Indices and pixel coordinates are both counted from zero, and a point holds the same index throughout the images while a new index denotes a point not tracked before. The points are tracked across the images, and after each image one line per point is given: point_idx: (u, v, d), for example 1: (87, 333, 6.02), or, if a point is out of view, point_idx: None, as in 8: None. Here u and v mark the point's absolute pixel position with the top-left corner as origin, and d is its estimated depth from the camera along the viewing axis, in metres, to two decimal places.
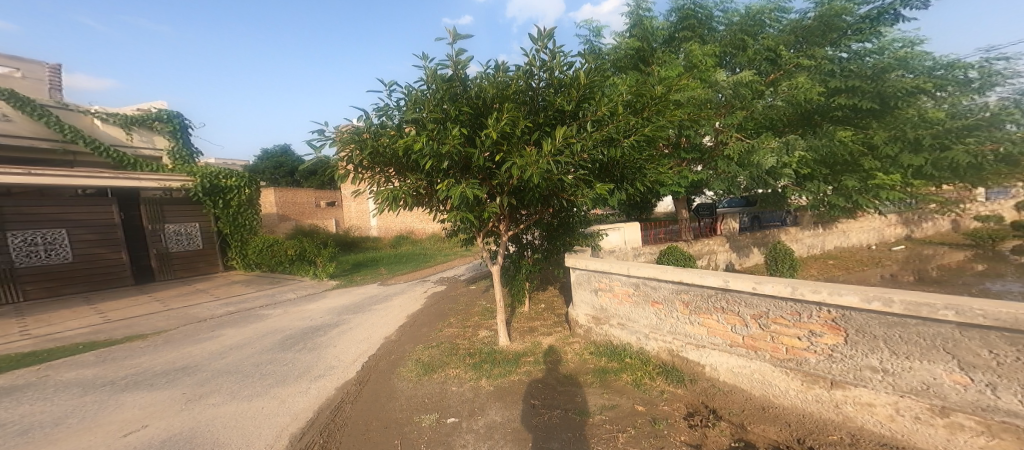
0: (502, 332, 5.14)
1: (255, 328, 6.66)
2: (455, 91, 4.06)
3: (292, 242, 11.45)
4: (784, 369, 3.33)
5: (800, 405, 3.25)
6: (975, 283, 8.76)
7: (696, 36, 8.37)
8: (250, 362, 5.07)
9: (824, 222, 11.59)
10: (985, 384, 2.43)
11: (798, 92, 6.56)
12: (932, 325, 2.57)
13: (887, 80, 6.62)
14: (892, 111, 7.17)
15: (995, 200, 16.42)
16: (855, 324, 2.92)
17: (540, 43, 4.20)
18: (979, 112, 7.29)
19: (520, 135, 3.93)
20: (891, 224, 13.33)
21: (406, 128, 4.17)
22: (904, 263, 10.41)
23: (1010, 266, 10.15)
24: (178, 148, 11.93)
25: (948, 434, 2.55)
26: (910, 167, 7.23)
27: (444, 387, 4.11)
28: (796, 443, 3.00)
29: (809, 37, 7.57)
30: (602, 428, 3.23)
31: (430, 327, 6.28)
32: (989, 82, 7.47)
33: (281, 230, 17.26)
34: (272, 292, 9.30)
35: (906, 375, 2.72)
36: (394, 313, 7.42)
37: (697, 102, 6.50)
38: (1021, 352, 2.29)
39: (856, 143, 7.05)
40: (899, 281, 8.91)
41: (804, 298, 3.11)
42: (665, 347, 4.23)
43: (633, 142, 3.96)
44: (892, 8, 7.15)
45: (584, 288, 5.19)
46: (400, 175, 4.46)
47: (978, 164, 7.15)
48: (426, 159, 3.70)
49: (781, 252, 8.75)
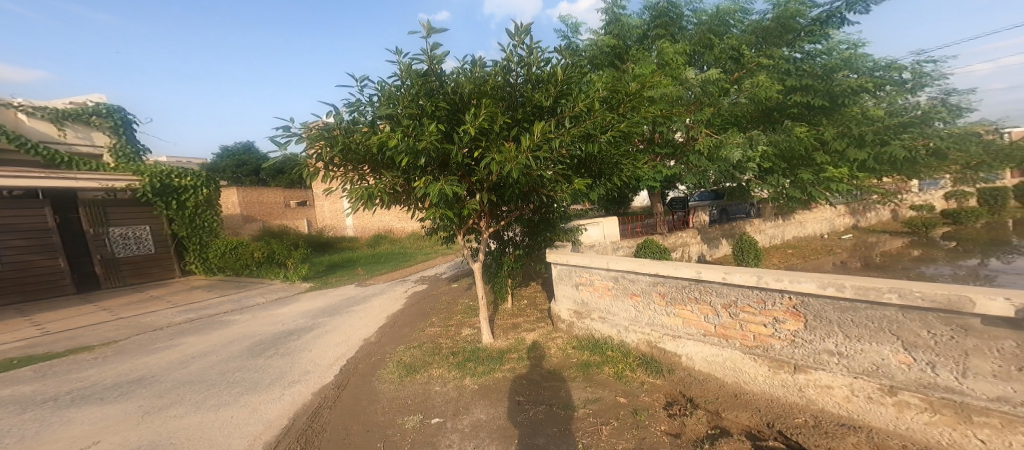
0: (485, 330, 5.13)
1: (220, 334, 6.34)
2: (431, 87, 3.98)
3: (258, 244, 11.07)
4: (753, 356, 3.51)
5: (768, 390, 3.43)
6: (913, 267, 9.53)
7: (668, 34, 8.56)
8: (215, 371, 4.81)
9: (784, 214, 12.29)
10: (925, 362, 2.66)
11: (759, 89, 6.87)
12: (879, 308, 2.79)
13: (835, 78, 7.10)
14: (840, 109, 7.63)
15: (928, 191, 17.95)
16: (813, 310, 3.12)
17: (517, 38, 4.17)
18: (913, 110, 8.03)
19: (499, 131, 3.90)
20: (841, 214, 14.31)
21: (380, 124, 4.09)
22: (852, 251, 11.21)
23: (942, 251, 11.12)
24: (121, 144, 11.09)
25: (896, 411, 2.77)
26: (855, 161, 7.81)
27: (427, 388, 4.06)
28: (766, 427, 3.16)
29: (768, 37, 7.96)
30: (586, 421, 3.30)
31: (411, 327, 6.19)
32: (919, 82, 8.19)
33: (247, 231, 16.48)
34: (237, 297, 8.88)
35: (858, 356, 2.94)
36: (371, 314, 7.27)
37: (670, 98, 6.74)
38: (955, 332, 2.52)
39: (811, 139, 7.40)
40: (849, 268, 9.60)
41: (769, 286, 3.30)
42: (643, 339, 4.36)
43: (609, 138, 4.03)
44: (840, 11, 7.60)
45: (565, 283, 5.28)
46: (375, 174, 4.36)
47: (913, 157, 7.87)
48: (401, 156, 3.62)
49: (747, 242, 9.17)
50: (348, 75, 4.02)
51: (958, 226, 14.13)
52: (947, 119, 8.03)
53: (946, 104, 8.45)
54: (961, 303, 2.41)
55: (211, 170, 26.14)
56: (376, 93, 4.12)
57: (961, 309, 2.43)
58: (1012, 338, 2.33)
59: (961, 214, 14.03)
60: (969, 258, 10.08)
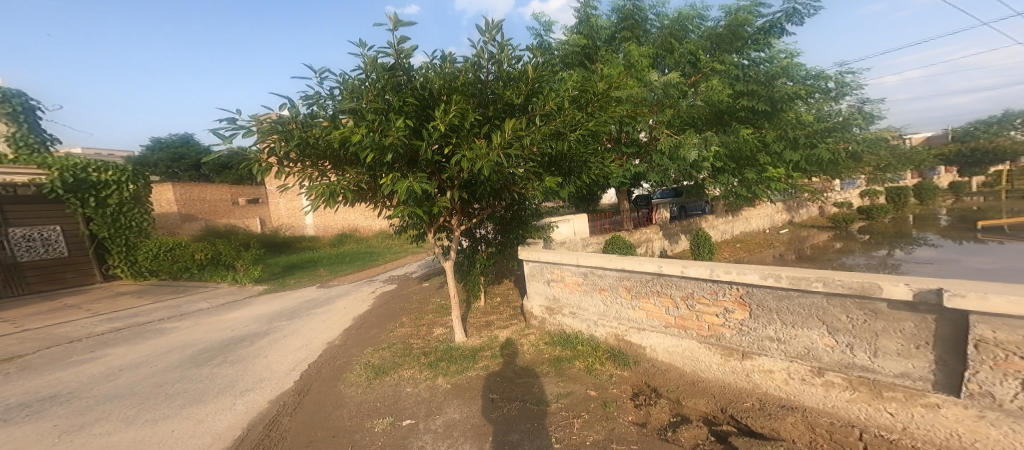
0: (458, 328, 5.06)
1: (154, 343, 5.80)
2: (398, 81, 3.85)
3: (200, 244, 10.32)
4: (707, 345, 3.73)
5: (721, 377, 3.66)
6: (835, 258, 10.56)
7: (634, 37, 8.80)
8: (149, 383, 4.39)
9: (733, 210, 13.21)
10: (845, 344, 2.96)
11: (714, 93, 7.29)
12: (809, 296, 3.07)
13: (776, 85, 7.69)
14: (778, 114, 8.24)
15: (847, 189, 19.93)
16: (756, 300, 3.37)
17: (488, 35, 4.13)
18: (834, 116, 8.90)
19: (470, 128, 3.85)
20: (779, 211, 15.52)
21: (342, 119, 3.91)
22: (788, 244, 12.20)
23: (858, 243, 12.40)
24: (22, 134, 9.79)
25: (824, 391, 3.05)
26: (790, 162, 8.46)
27: (397, 390, 3.94)
28: (720, 412, 3.38)
29: (721, 44, 8.41)
30: (559, 415, 3.35)
31: (380, 329, 5.99)
32: (841, 91, 9.05)
33: (184, 230, 15.15)
34: (173, 303, 8.16)
35: (793, 341, 3.21)
36: (329, 317, 6.96)
37: (634, 99, 6.96)
38: (867, 315, 2.83)
39: (755, 141, 7.96)
40: (785, 260, 10.46)
41: (719, 278, 3.51)
42: (612, 333, 4.50)
43: (579, 136, 4.07)
44: (780, 22, 8.25)
45: (537, 280, 5.35)
46: (337, 170, 4.18)
47: (836, 159, 8.73)
48: (365, 151, 3.48)
49: (702, 237, 9.70)
50: (306, 66, 3.82)
51: (870, 220, 15.82)
52: (862, 125, 9.02)
53: (862, 111, 9.44)
54: (872, 289, 2.71)
55: (140, 163, 23.74)
56: (338, 86, 3.95)
57: (872, 294, 2.72)
58: (912, 320, 2.66)
59: (873, 209, 15.66)
60: (880, 249, 11.33)
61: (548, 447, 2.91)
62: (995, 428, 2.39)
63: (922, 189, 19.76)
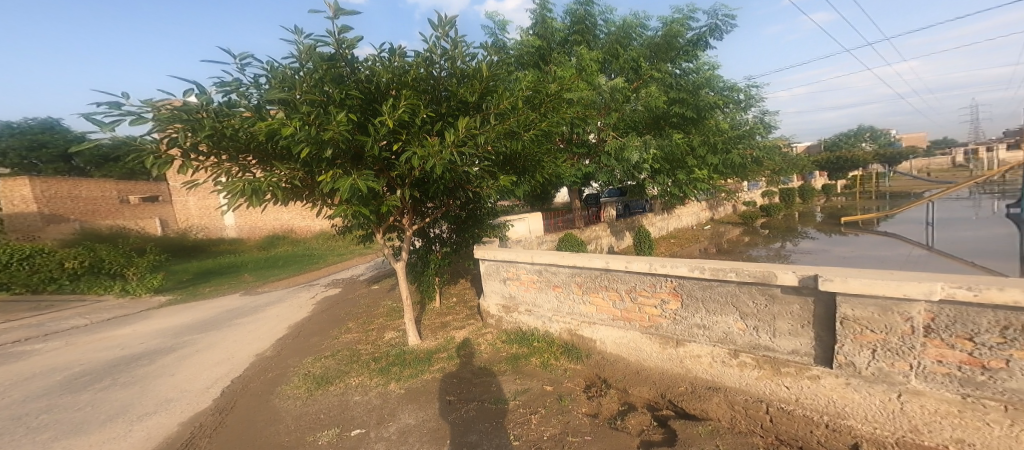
0: (412, 330, 4.89)
1: (11, 370, 4.89)
2: (339, 73, 3.60)
3: (72, 251, 9.07)
4: (648, 334, 3.95)
5: (659, 365, 3.89)
6: (746, 250, 11.81)
7: (585, 41, 9.03)
8: (10, 417, 3.71)
9: (668, 208, 14.22)
10: (752, 327, 3.31)
11: (653, 99, 7.76)
12: (725, 285, 3.40)
13: (701, 95, 8.40)
14: (703, 121, 8.85)
15: (753, 191, 22.42)
16: (686, 290, 3.65)
17: (441, 30, 4.00)
18: (743, 125, 9.94)
19: (421, 125, 3.75)
20: (704, 209, 17.01)
21: (269, 110, 3.58)
22: (710, 239, 13.43)
23: (761, 237, 14.02)
24: None
25: (740, 371, 3.39)
26: (711, 165, 9.27)
27: (345, 399, 3.72)
28: (660, 398, 3.64)
29: (659, 52, 8.90)
30: (517, 412, 3.36)
31: (323, 336, 5.64)
32: (749, 102, 10.14)
33: (51, 233, 12.75)
34: (36, 321, 6.93)
35: (714, 327, 3.53)
36: (253, 328, 6.33)
37: (586, 102, 7.24)
38: (766, 300, 3.21)
39: (686, 145, 8.62)
40: (707, 253, 11.52)
41: (657, 272, 3.74)
42: (565, 328, 4.59)
43: (533, 135, 4.07)
44: (705, 36, 9.00)
45: (493, 279, 5.33)
46: (264, 165, 3.87)
47: (743, 163, 9.83)
48: (299, 146, 3.19)
49: (643, 233, 10.39)
50: (224, 51, 3.47)
51: (769, 217, 17.87)
52: (763, 134, 10.21)
53: (763, 121, 10.66)
54: (769, 277, 3.09)
55: None
56: (266, 75, 3.63)
57: (770, 281, 3.10)
58: (798, 302, 3.06)
59: (771, 207, 17.71)
60: (777, 242, 12.92)
61: (506, 445, 2.91)
62: (857, 392, 2.82)
63: (804, 189, 22.86)
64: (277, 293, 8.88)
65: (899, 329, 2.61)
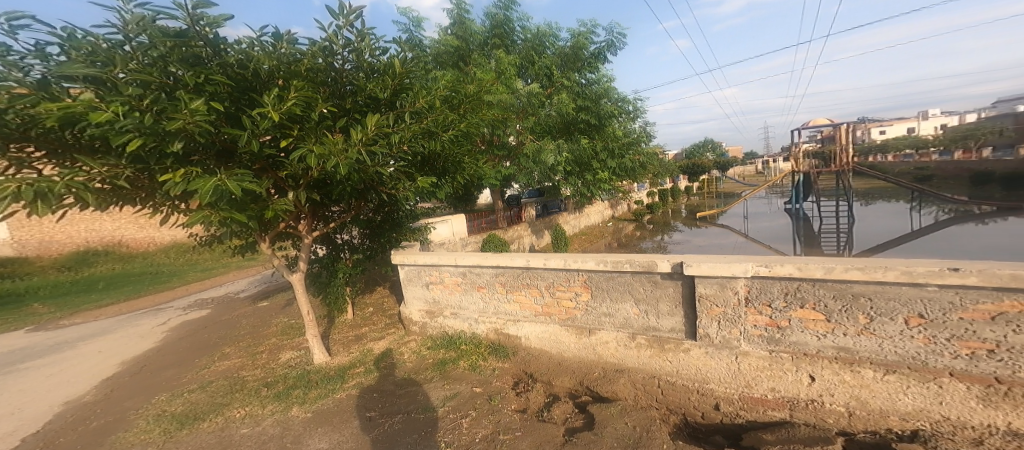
0: (317, 346, 4.43)
1: None
2: (193, 54, 3.08)
3: None
4: (568, 327, 4.12)
5: (576, 354, 4.08)
6: (639, 244, 13.08)
7: (503, 45, 9.18)
8: None
9: (578, 207, 15.07)
10: (643, 311, 3.67)
11: (565, 105, 8.19)
12: (621, 275, 3.71)
13: (602, 104, 9.05)
14: (604, 127, 9.54)
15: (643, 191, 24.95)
16: (594, 282, 3.89)
17: (343, 19, 3.68)
18: (636, 133, 10.98)
19: (318, 121, 3.44)
20: (607, 207, 18.42)
21: (71, 89, 2.88)
22: (612, 235, 14.58)
23: (648, 231, 15.68)
24: None
25: (637, 352, 3.71)
26: (609, 168, 10.09)
27: (230, 433, 3.25)
28: (579, 386, 3.83)
29: (568, 62, 9.30)
30: (447, 419, 3.26)
31: (182, 367, 4.88)
32: (638, 113, 11.27)
33: None
34: None
35: (617, 314, 3.82)
36: (88, 371, 5.08)
37: (505, 105, 7.34)
38: (650, 286, 3.58)
39: (593, 149, 9.29)
40: (610, 247, 12.50)
41: (571, 267, 3.92)
42: (492, 328, 4.59)
43: (451, 136, 3.98)
44: (604, 50, 9.72)
45: (414, 284, 5.11)
46: (55, 160, 3.10)
47: (632, 167, 10.91)
48: (126, 135, 2.63)
49: (558, 232, 10.91)
50: None
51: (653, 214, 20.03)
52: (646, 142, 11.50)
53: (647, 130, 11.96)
54: (654, 265, 3.46)
55: None
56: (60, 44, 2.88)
57: (655, 269, 3.47)
58: (671, 285, 3.47)
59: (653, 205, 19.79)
60: (661, 235, 14.61)
61: None
62: (713, 359, 3.30)
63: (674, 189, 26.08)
64: (98, 327, 7.20)
65: (731, 302, 3.16)
